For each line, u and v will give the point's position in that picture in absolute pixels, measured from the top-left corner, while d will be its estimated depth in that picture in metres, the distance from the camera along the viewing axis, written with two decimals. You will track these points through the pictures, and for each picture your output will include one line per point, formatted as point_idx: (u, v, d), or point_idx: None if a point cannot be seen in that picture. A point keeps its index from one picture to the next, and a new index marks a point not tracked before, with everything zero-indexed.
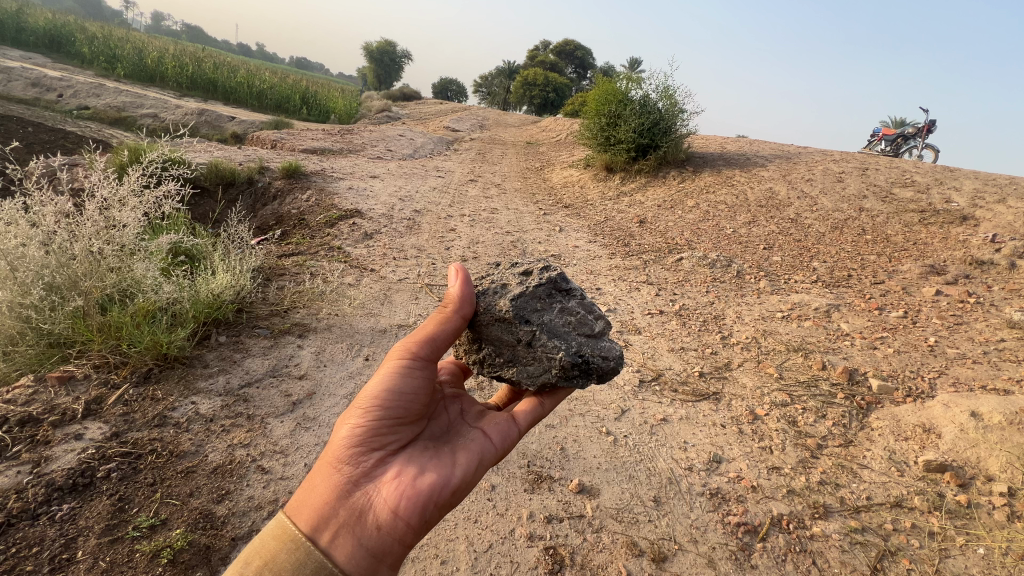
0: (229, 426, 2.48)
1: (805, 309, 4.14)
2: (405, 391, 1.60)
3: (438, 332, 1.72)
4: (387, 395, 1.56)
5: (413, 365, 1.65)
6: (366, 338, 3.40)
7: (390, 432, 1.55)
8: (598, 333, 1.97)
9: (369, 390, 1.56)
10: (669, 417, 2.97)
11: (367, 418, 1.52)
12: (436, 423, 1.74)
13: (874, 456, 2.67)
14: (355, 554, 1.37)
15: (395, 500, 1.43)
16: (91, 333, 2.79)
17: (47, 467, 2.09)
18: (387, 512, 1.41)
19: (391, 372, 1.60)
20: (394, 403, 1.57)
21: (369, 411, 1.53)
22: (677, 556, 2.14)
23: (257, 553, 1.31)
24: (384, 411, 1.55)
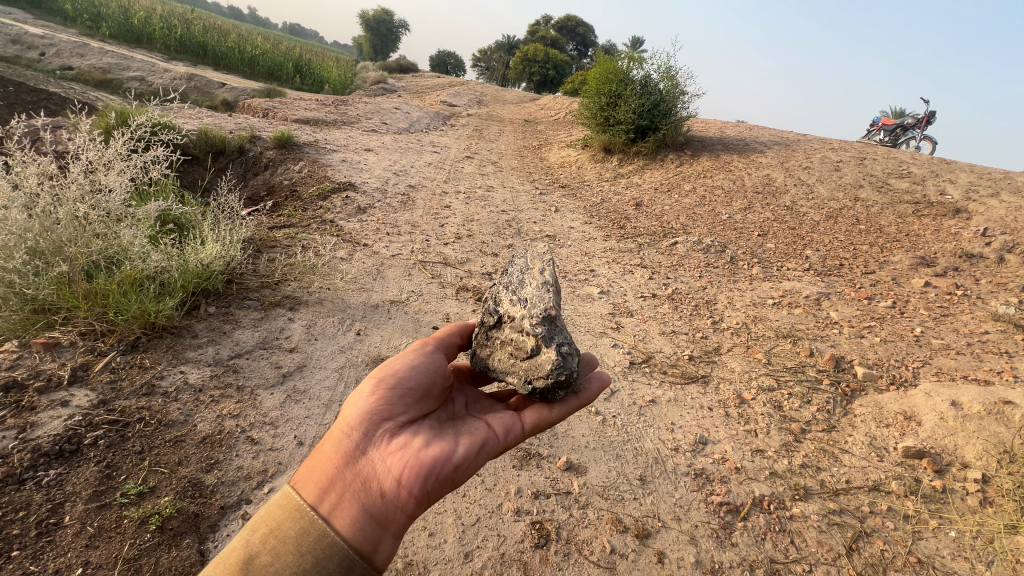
0: (218, 397, 2.47)
1: (796, 296, 4.16)
2: (416, 369, 1.68)
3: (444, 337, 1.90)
4: (401, 370, 1.64)
5: (426, 352, 1.76)
6: (358, 313, 3.38)
7: (399, 405, 1.58)
8: (536, 348, 1.81)
9: (383, 367, 1.64)
10: (657, 399, 3.00)
11: (379, 389, 1.58)
12: (444, 409, 1.76)
13: (855, 441, 2.73)
14: (358, 520, 1.36)
15: (399, 470, 1.44)
16: (78, 300, 2.74)
17: (33, 433, 2.07)
18: (391, 480, 1.43)
19: (403, 356, 1.70)
20: (407, 377, 1.64)
21: (382, 382, 1.59)
22: (660, 533, 2.19)
23: (263, 520, 1.29)
24: (396, 383, 1.61)
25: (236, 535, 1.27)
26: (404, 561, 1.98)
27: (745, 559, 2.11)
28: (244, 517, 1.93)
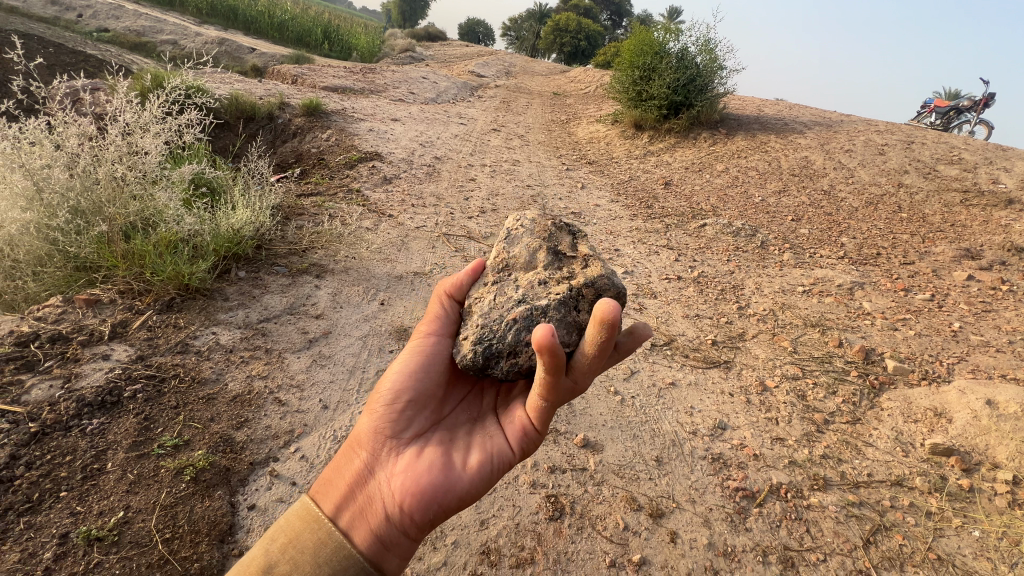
0: (247, 358, 2.56)
1: (828, 285, 4.03)
2: (419, 372, 1.63)
3: (441, 317, 1.77)
4: (396, 380, 1.59)
5: (425, 348, 1.68)
6: (382, 284, 3.42)
7: (405, 420, 1.54)
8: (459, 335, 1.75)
9: (387, 373, 1.62)
10: (678, 381, 2.98)
11: (380, 405, 1.56)
12: (465, 411, 1.67)
13: (880, 435, 2.68)
14: (365, 538, 1.37)
15: (400, 491, 1.41)
16: (116, 260, 2.84)
17: (77, 383, 2.19)
18: (395, 501, 1.41)
19: (404, 357, 1.65)
20: (407, 386, 1.59)
21: (382, 397, 1.56)
22: (674, 513, 2.20)
23: (282, 531, 1.35)
24: (400, 392, 1.58)
25: (258, 543, 1.34)
26: None
27: (759, 544, 2.11)
28: (272, 474, 2.01)
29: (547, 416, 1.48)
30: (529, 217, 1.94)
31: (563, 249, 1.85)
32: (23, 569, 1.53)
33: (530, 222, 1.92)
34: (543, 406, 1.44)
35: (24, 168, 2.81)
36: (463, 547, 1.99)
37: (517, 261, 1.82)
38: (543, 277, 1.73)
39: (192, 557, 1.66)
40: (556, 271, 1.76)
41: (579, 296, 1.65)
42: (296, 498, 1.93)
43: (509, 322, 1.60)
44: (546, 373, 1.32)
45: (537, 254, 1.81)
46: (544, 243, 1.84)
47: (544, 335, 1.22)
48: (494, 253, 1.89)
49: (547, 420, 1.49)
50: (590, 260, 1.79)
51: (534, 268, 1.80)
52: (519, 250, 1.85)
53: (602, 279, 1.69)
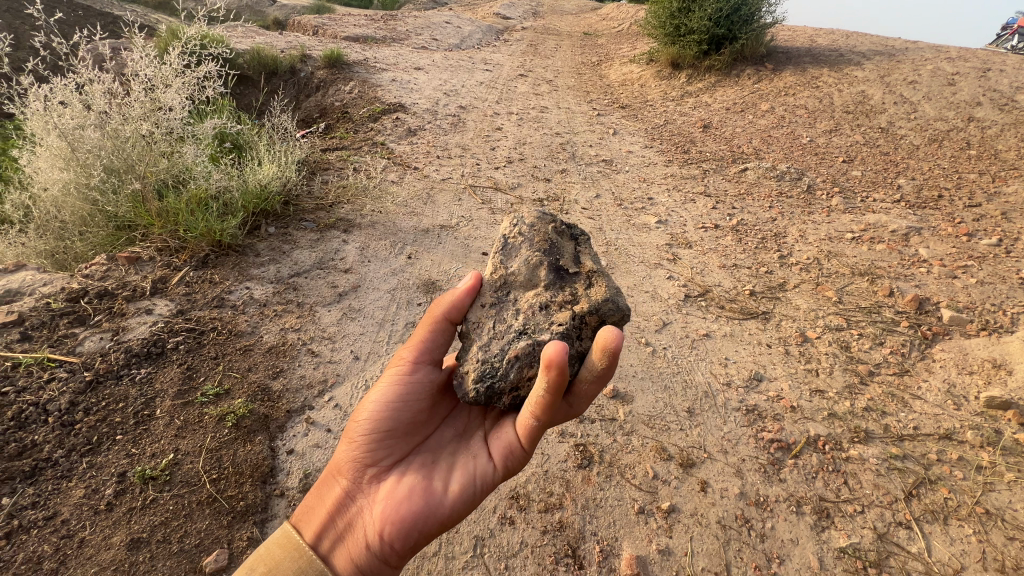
0: (280, 311, 2.62)
1: (881, 231, 3.73)
2: (398, 399, 1.57)
3: (422, 340, 1.65)
4: (373, 410, 1.54)
5: (405, 377, 1.60)
6: (409, 237, 3.39)
7: (384, 447, 1.53)
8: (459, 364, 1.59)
9: (365, 401, 1.58)
10: (712, 333, 2.88)
11: (359, 434, 1.53)
12: (447, 431, 1.64)
13: (930, 387, 2.54)
14: (346, 565, 1.40)
15: (382, 518, 1.42)
16: (152, 218, 2.90)
17: (124, 336, 2.30)
18: (375, 529, 1.42)
19: (383, 384, 1.59)
20: (384, 414, 1.54)
21: (360, 427, 1.53)
22: (705, 463, 2.17)
23: (264, 559, 1.38)
24: (378, 422, 1.54)
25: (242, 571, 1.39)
26: None
27: (793, 494, 2.07)
28: (308, 422, 2.08)
29: (530, 439, 1.46)
30: (527, 224, 1.76)
31: (566, 263, 1.71)
32: (88, 503, 1.66)
33: (530, 232, 1.74)
34: (532, 426, 1.43)
35: (56, 128, 2.86)
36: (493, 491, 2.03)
37: (517, 278, 1.68)
38: (544, 299, 1.61)
39: (238, 496, 1.76)
40: (560, 292, 1.64)
41: (582, 324, 1.55)
42: (332, 444, 2.01)
43: (511, 359, 1.51)
44: (545, 392, 1.32)
45: (538, 271, 1.66)
46: (545, 259, 1.68)
47: (554, 351, 1.24)
48: (490, 268, 1.71)
49: (527, 441, 1.47)
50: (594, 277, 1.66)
51: (535, 288, 1.66)
52: (519, 268, 1.68)
53: (608, 302, 1.58)
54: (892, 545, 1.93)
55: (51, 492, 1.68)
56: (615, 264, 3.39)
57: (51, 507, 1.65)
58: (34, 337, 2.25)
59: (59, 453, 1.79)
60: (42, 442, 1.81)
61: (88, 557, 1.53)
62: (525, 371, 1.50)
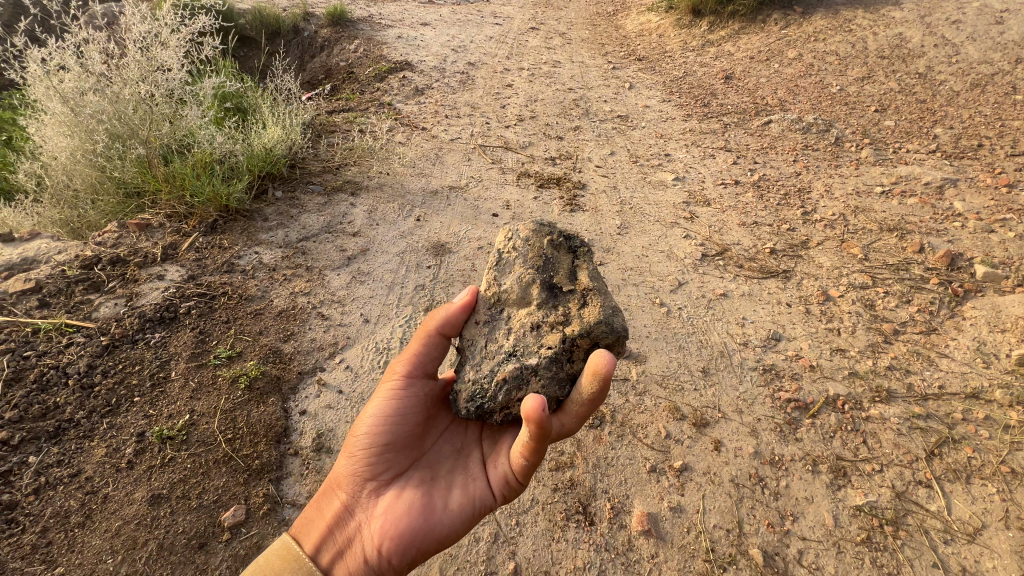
0: (290, 276, 2.61)
1: (913, 184, 3.52)
2: (397, 412, 1.50)
3: (416, 353, 1.56)
4: (372, 424, 1.48)
5: (402, 391, 1.52)
6: (417, 200, 3.32)
7: (385, 461, 1.48)
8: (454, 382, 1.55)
9: (364, 414, 1.51)
10: (729, 292, 2.79)
11: (358, 448, 1.47)
12: (448, 444, 1.58)
13: (958, 346, 2.44)
14: None
15: (381, 535, 1.39)
16: (160, 184, 2.89)
17: (138, 301, 2.32)
18: (372, 545, 1.38)
19: (381, 396, 1.52)
20: (383, 428, 1.48)
21: (359, 441, 1.47)
22: (719, 423, 2.14)
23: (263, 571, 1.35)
24: (377, 436, 1.47)
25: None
26: None
27: (810, 453, 2.04)
28: (320, 383, 2.10)
29: (524, 473, 1.41)
30: (523, 238, 1.66)
31: (560, 279, 1.60)
32: (110, 461, 1.72)
33: (527, 247, 1.64)
34: (525, 465, 1.38)
35: (58, 93, 2.83)
36: None
37: (510, 295, 1.59)
38: (535, 319, 1.52)
39: (253, 455, 1.80)
40: (552, 311, 1.54)
41: (573, 347, 1.47)
42: (343, 405, 2.02)
43: (499, 380, 1.45)
44: (530, 440, 1.29)
45: (530, 290, 1.57)
46: (537, 276, 1.58)
47: (533, 408, 1.21)
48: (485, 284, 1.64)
49: (523, 471, 1.42)
50: (589, 296, 1.54)
51: (528, 306, 1.57)
52: (513, 286, 1.60)
53: (600, 324, 1.47)
54: (909, 504, 1.89)
55: (75, 451, 1.74)
56: (629, 223, 3.28)
57: (76, 465, 1.71)
58: (52, 303, 2.29)
59: (81, 414, 1.85)
60: (64, 403, 1.87)
61: (112, 511, 1.59)
62: (513, 394, 1.44)
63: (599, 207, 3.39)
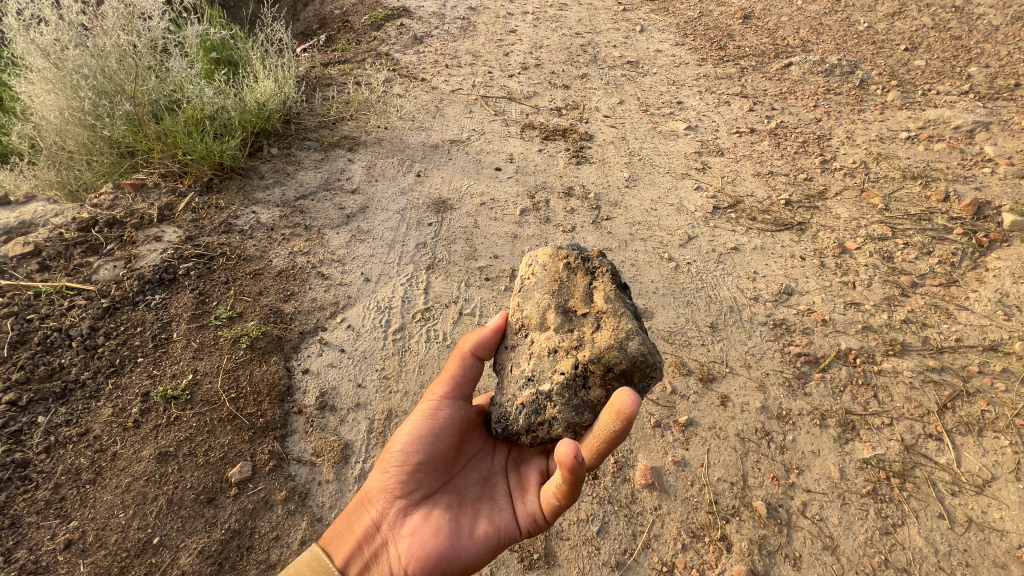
0: (288, 235, 2.55)
1: (942, 128, 3.30)
2: (433, 432, 1.40)
3: (456, 374, 1.49)
4: (409, 441, 1.38)
5: (438, 411, 1.43)
6: (417, 154, 3.20)
7: (418, 481, 1.38)
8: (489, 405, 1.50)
9: (399, 432, 1.42)
10: (740, 246, 2.69)
11: (391, 464, 1.38)
12: (481, 467, 1.48)
13: (978, 298, 2.35)
14: None
15: (405, 558, 1.30)
16: (151, 142, 2.81)
17: (137, 263, 2.30)
18: (398, 569, 1.29)
19: (418, 415, 1.43)
20: (419, 447, 1.38)
21: (393, 458, 1.38)
22: (726, 378, 2.10)
23: None
24: (412, 455, 1.38)
25: None
26: None
27: (818, 408, 2.00)
28: (321, 342, 2.09)
29: (555, 509, 1.33)
30: (541, 262, 1.53)
31: (577, 301, 1.43)
32: (117, 421, 1.76)
33: (545, 274, 1.50)
34: (558, 502, 1.31)
35: (42, 49, 2.76)
36: None
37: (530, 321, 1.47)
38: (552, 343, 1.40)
39: (257, 413, 1.81)
40: (568, 334, 1.40)
41: (587, 374, 1.35)
42: (346, 365, 2.02)
43: (516, 405, 1.39)
44: (565, 483, 1.22)
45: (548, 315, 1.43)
46: (552, 302, 1.44)
47: (568, 454, 1.14)
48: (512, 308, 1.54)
49: (554, 508, 1.33)
50: (609, 319, 1.37)
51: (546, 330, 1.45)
52: (531, 312, 1.47)
53: (613, 349, 1.31)
54: (918, 456, 1.87)
55: (82, 412, 1.78)
56: (638, 175, 3.14)
57: (84, 424, 1.75)
58: (51, 266, 2.28)
59: (86, 375, 1.87)
60: (68, 365, 1.89)
61: (121, 469, 1.64)
62: (532, 420, 1.38)
63: (606, 159, 3.24)
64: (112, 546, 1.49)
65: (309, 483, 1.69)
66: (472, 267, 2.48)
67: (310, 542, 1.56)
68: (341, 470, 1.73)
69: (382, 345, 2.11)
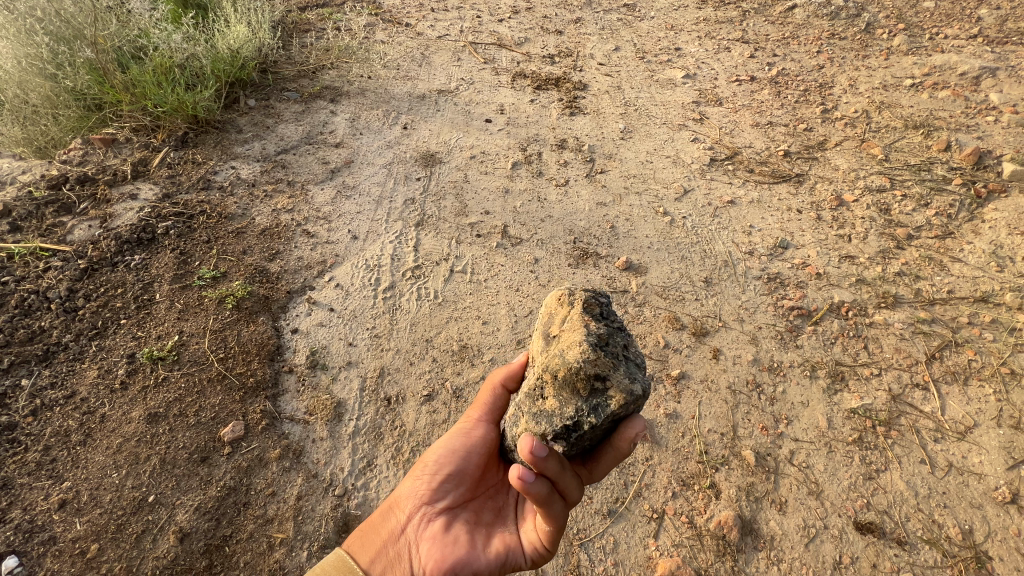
0: (271, 192, 2.46)
1: (947, 75, 3.18)
2: (464, 448, 1.32)
3: (491, 396, 1.40)
4: (442, 453, 1.31)
5: (472, 430, 1.35)
6: (403, 105, 3.04)
7: (446, 491, 1.27)
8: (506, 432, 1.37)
9: (433, 445, 1.34)
10: (737, 199, 2.62)
11: (423, 472, 1.29)
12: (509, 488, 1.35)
13: (973, 250, 2.33)
14: None
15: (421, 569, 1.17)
16: (118, 93, 2.65)
17: (113, 223, 2.21)
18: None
19: (451, 431, 1.35)
20: (451, 460, 1.30)
21: (426, 466, 1.30)
22: (719, 332, 2.10)
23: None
24: (444, 465, 1.29)
25: None
26: (459, 343, 1.97)
27: (808, 360, 2.02)
28: (310, 301, 2.04)
29: (551, 534, 1.17)
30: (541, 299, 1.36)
31: (550, 325, 1.26)
32: (104, 382, 1.74)
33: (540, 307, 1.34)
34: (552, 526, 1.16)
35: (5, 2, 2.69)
36: (501, 364, 1.93)
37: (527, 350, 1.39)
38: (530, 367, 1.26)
39: (247, 372, 1.80)
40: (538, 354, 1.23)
41: (543, 385, 1.18)
42: (336, 325, 1.98)
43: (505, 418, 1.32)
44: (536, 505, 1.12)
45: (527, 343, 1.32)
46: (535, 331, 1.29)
47: (515, 475, 1.05)
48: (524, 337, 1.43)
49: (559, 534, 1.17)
50: (567, 332, 1.19)
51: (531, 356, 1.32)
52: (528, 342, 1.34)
53: (556, 360, 1.14)
54: (904, 406, 1.90)
55: (67, 373, 1.76)
56: (634, 126, 3.02)
57: (69, 386, 1.73)
58: (24, 227, 2.18)
59: (68, 338, 1.84)
60: (49, 328, 1.86)
61: (112, 430, 1.64)
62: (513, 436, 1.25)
63: (601, 110, 3.11)
64: (107, 505, 1.50)
65: (303, 441, 1.69)
66: (463, 223, 2.41)
67: (307, 497, 1.58)
68: (335, 428, 1.73)
69: (372, 303, 2.07)
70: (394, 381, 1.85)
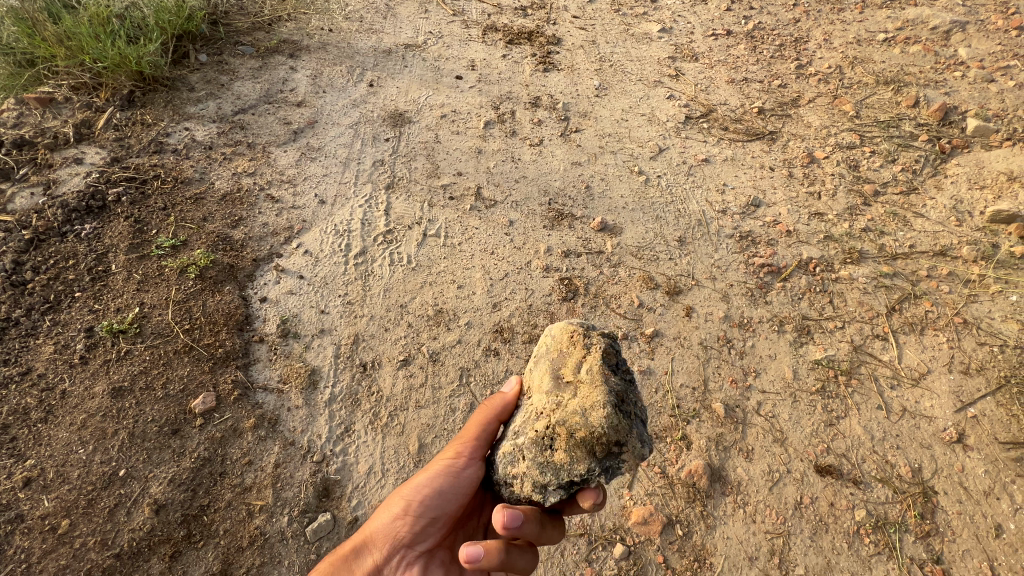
0: (230, 154, 2.33)
1: (920, 29, 3.16)
2: (449, 489, 1.22)
3: (481, 430, 1.26)
4: (426, 492, 1.21)
5: (458, 468, 1.23)
6: (368, 61, 2.88)
7: (426, 532, 1.23)
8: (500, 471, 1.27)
9: (414, 481, 1.22)
10: (711, 157, 2.62)
11: (404, 513, 1.20)
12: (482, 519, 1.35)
13: (935, 206, 2.40)
14: None
15: None
16: (51, 47, 2.43)
17: (58, 190, 2.07)
18: None
19: (436, 468, 1.22)
20: (435, 501, 1.21)
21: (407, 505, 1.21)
22: (692, 291, 2.13)
23: None
24: (427, 506, 1.21)
25: None
26: (434, 308, 1.95)
27: (777, 315, 2.07)
28: (278, 269, 1.98)
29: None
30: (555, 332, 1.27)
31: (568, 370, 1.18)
32: (62, 357, 1.67)
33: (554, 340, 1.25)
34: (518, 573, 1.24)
35: None
36: (476, 328, 1.92)
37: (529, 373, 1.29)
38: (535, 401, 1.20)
39: (215, 343, 1.75)
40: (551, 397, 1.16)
41: None
42: (307, 293, 1.93)
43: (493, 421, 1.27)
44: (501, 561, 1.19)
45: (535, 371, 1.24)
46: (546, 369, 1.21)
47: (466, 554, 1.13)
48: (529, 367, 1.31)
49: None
50: (586, 385, 1.13)
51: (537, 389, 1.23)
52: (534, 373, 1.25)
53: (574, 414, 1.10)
54: (865, 355, 1.98)
55: (20, 349, 1.68)
56: (609, 83, 2.94)
57: (25, 363, 1.66)
58: None
59: (19, 313, 1.75)
60: None
61: (75, 406, 1.59)
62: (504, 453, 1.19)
63: (575, 66, 3.00)
64: (76, 480, 1.47)
65: (278, 410, 1.67)
66: (434, 185, 2.34)
67: (286, 464, 1.58)
68: (310, 396, 1.71)
69: (343, 270, 2.02)
70: (369, 347, 1.83)
